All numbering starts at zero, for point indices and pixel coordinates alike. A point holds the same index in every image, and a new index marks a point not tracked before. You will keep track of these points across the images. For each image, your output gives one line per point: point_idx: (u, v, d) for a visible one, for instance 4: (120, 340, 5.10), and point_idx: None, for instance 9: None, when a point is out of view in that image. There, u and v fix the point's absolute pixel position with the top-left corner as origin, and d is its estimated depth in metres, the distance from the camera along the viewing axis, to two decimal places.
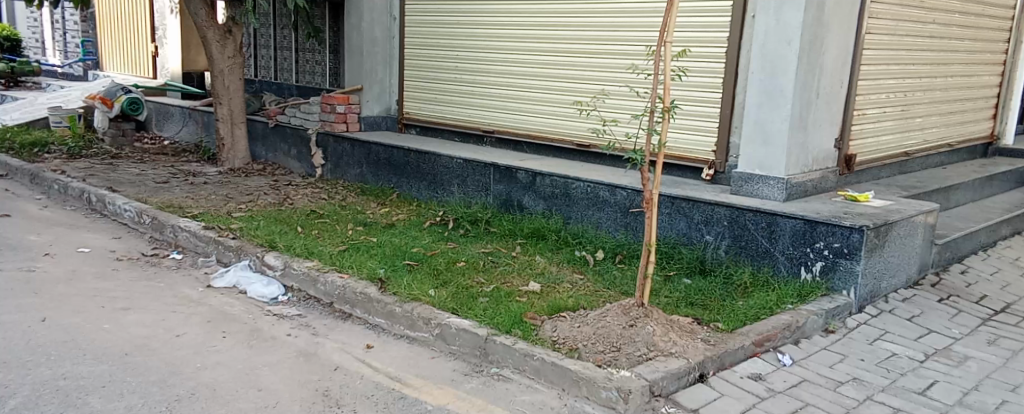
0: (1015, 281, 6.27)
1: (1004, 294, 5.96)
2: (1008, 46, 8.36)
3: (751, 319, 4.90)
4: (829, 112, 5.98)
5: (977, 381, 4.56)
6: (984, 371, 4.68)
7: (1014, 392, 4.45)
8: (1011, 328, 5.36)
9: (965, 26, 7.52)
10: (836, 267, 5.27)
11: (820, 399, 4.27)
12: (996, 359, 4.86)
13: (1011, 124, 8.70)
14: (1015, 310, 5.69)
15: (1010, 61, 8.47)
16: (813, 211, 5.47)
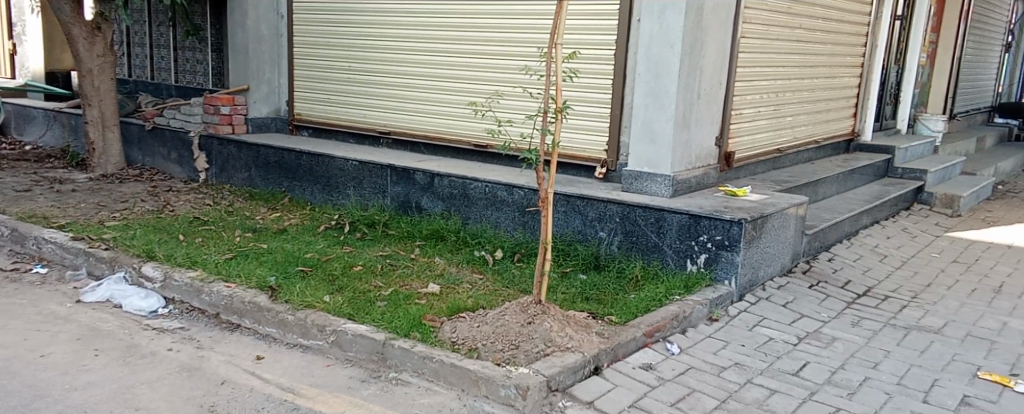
0: (877, 267, 6.68)
1: (866, 278, 6.34)
2: (865, 50, 8.90)
3: (642, 311, 4.99)
4: (710, 111, 6.18)
5: (843, 361, 4.82)
6: (849, 351, 4.96)
7: (875, 369, 4.73)
8: (872, 310, 5.69)
9: (828, 30, 7.95)
10: (719, 259, 5.45)
11: (705, 384, 4.41)
12: (860, 338, 5.15)
13: (869, 122, 9.25)
14: (877, 293, 6.05)
15: (867, 63, 9.02)
16: (697, 206, 5.63)
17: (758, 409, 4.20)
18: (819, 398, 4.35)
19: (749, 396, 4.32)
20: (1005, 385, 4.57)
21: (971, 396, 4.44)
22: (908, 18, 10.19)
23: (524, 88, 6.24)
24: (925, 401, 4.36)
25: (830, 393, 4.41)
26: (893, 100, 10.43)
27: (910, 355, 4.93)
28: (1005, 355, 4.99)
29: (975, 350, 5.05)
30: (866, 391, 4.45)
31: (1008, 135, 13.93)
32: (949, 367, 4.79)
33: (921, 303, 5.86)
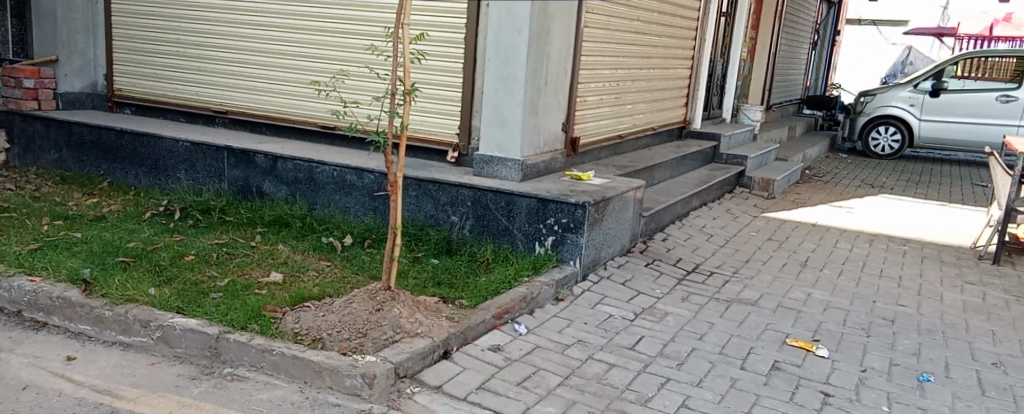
0: (704, 245, 7.01)
1: (695, 256, 6.66)
2: (696, 42, 9.29)
3: (491, 293, 4.97)
4: (557, 97, 6.23)
5: (674, 333, 5.02)
6: (680, 324, 5.18)
7: (701, 340, 4.96)
8: (700, 285, 5.97)
9: (663, 23, 8.23)
10: (565, 241, 5.51)
11: (550, 363, 4.48)
12: (688, 312, 5.38)
13: (699, 111, 9.66)
14: (703, 268, 6.37)
15: (698, 55, 9.42)
16: (544, 190, 5.67)
17: (598, 384, 4.32)
18: (652, 369, 4.53)
19: (590, 371, 4.43)
20: (809, 350, 4.92)
21: (780, 362, 4.74)
22: (732, 15, 10.75)
23: (371, 68, 6.04)
24: (743, 368, 4.62)
25: (662, 365, 4.59)
26: (720, 91, 10.95)
27: (731, 326, 5.21)
28: (809, 323, 5.36)
29: (784, 319, 5.39)
30: (693, 361, 4.67)
31: (815, 125, 15.04)
32: (763, 335, 5.09)
33: (741, 278, 6.22)
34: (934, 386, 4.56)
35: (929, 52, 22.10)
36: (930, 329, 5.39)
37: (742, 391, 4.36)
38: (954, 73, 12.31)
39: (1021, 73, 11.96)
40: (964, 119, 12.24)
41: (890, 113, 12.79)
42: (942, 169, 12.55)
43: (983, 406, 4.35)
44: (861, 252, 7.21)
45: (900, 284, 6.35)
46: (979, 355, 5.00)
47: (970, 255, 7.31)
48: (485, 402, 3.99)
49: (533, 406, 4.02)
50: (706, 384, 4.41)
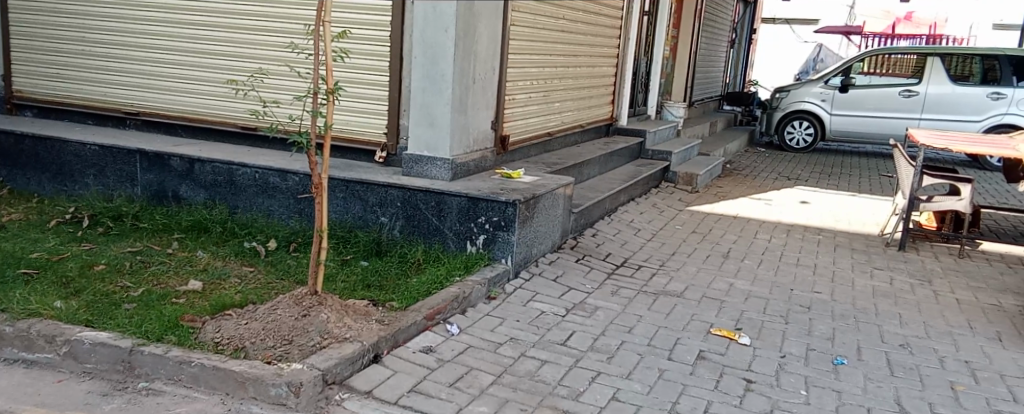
0: (632, 240, 7.07)
1: (624, 251, 6.71)
2: (621, 40, 9.37)
3: (422, 294, 4.88)
4: (485, 96, 6.18)
5: (605, 327, 5.04)
6: (610, 318, 5.19)
7: (630, 332, 4.99)
8: (629, 278, 6.02)
9: (588, 22, 8.27)
10: (496, 239, 5.47)
11: (482, 362, 4.44)
12: (618, 306, 5.41)
13: (625, 108, 9.75)
14: (632, 262, 6.42)
15: (623, 53, 9.50)
16: (473, 188, 5.62)
17: (530, 380, 4.29)
18: (583, 364, 4.53)
19: (522, 368, 4.41)
20: (732, 339, 4.99)
21: (705, 351, 4.80)
22: (655, 13, 10.90)
23: (291, 66, 5.90)
24: (670, 359, 4.66)
25: (592, 359, 4.59)
26: (644, 88, 11.07)
27: (659, 317, 5.26)
28: (732, 312, 5.45)
29: (709, 309, 5.47)
30: (623, 354, 4.68)
31: (734, 120, 15.36)
32: (688, 326, 5.15)
33: (668, 270, 6.29)
34: (847, 369, 4.68)
35: (839, 51, 22.77)
36: (843, 314, 5.54)
37: (670, 382, 4.39)
38: (861, 70, 12.72)
39: (921, 69, 12.41)
40: (871, 113, 12.69)
41: (804, 108, 13.24)
42: (853, 161, 12.98)
43: (893, 386, 4.49)
44: (779, 242, 7.37)
45: (815, 271, 6.52)
46: (888, 337, 5.16)
47: (878, 242, 7.56)
48: (417, 405, 3.93)
49: (466, 407, 3.97)
50: (636, 375, 4.43)
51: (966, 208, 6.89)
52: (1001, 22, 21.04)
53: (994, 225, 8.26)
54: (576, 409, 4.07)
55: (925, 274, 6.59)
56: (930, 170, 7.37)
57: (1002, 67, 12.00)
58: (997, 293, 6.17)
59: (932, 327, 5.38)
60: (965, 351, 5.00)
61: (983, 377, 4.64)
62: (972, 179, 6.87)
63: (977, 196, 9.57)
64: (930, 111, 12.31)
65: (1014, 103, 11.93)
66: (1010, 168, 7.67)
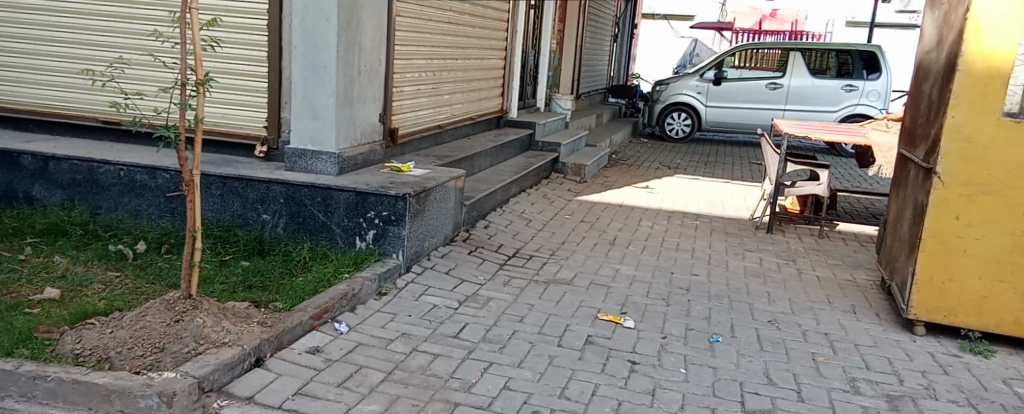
0: (523, 230, 7.07)
1: (516, 241, 6.69)
2: (508, 33, 9.36)
3: (309, 293, 4.70)
4: (372, 88, 6.03)
5: (497, 318, 5.00)
6: (502, 308, 5.16)
7: (521, 322, 4.97)
8: (521, 269, 6.01)
9: (475, 14, 8.21)
10: (387, 234, 5.35)
11: (373, 359, 4.32)
12: (510, 296, 5.38)
13: (515, 100, 9.73)
14: (523, 253, 6.41)
15: (510, 46, 9.50)
16: (362, 182, 5.47)
17: (422, 375, 4.21)
18: (475, 355, 4.47)
19: (413, 363, 4.32)
20: (617, 323, 5.06)
21: (593, 336, 4.83)
22: (542, 6, 10.95)
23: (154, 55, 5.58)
24: (560, 345, 4.67)
25: (484, 350, 4.55)
26: (533, 80, 11.10)
27: (549, 306, 5.27)
28: (618, 297, 5.52)
29: (597, 295, 5.52)
30: (515, 343, 4.66)
31: (619, 112, 15.65)
32: (577, 312, 5.18)
33: (558, 259, 6.32)
34: (722, 346, 4.81)
35: (712, 45, 23.60)
36: (718, 295, 5.70)
37: (560, 368, 4.40)
38: (732, 63, 13.26)
39: (784, 62, 13.02)
40: (742, 105, 13.23)
41: (681, 101, 13.64)
42: (727, 150, 13.48)
43: (763, 360, 4.64)
44: (661, 228, 7.54)
45: (693, 255, 6.70)
46: (757, 315, 5.34)
47: (748, 226, 7.85)
48: (302, 407, 3.79)
49: (355, 407, 3.85)
50: (527, 364, 4.41)
51: (824, 192, 7.37)
52: (853, 19, 22.04)
53: (849, 207, 8.75)
54: (466, 401, 4.01)
55: (790, 254, 6.89)
56: (792, 158, 7.72)
57: (854, 62, 12.75)
58: (851, 269, 6.52)
59: (796, 303, 5.61)
60: (825, 324, 5.22)
61: (841, 347, 4.85)
62: (829, 165, 7.33)
63: (833, 180, 10.11)
64: (794, 102, 12.92)
65: (865, 95, 12.64)
66: (863, 154, 8.14)
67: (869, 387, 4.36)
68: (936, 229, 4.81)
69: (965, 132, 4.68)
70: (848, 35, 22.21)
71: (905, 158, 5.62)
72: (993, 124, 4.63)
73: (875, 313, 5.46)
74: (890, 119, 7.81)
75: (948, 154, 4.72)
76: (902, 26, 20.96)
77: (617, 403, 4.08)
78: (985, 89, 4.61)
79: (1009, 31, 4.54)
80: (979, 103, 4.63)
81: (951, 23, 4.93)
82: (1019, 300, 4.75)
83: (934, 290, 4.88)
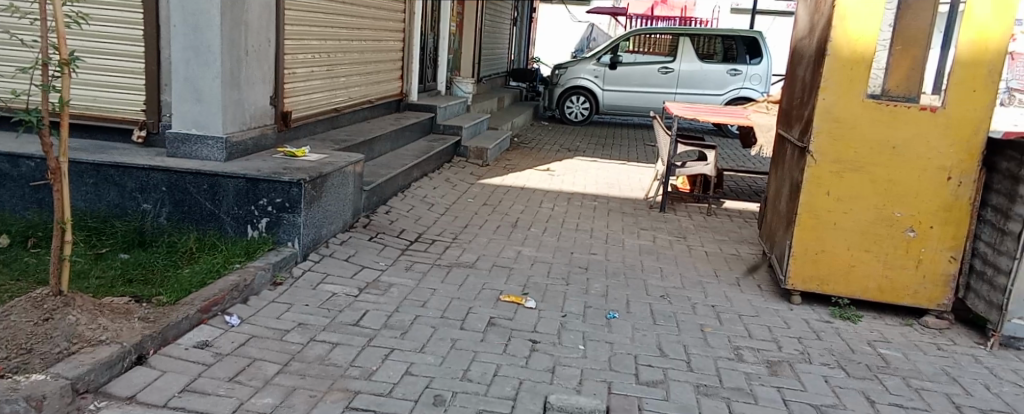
0: (426, 215, 6.97)
1: (417, 226, 6.59)
2: (406, 15, 9.20)
3: (196, 286, 4.49)
4: (260, 70, 5.79)
5: (398, 304, 4.90)
6: (403, 294, 5.06)
7: (424, 306, 4.89)
8: (423, 253, 5.92)
9: None
10: (281, 222, 5.17)
11: (267, 351, 4.16)
12: (412, 281, 5.29)
13: (414, 83, 9.57)
14: (426, 237, 6.32)
15: (408, 28, 9.33)
16: (254, 168, 5.26)
17: (320, 365, 4.08)
18: (376, 342, 4.37)
19: (311, 354, 4.18)
20: (519, 303, 5.05)
21: (495, 318, 4.80)
22: None
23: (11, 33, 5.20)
24: (462, 328, 4.62)
25: (386, 336, 4.46)
26: (433, 63, 10.95)
27: (451, 289, 5.21)
28: (520, 278, 5.51)
29: (498, 277, 5.50)
30: (417, 328, 4.58)
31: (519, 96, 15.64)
32: (479, 295, 5.14)
33: (460, 243, 6.26)
34: (618, 322, 4.87)
35: (608, 30, 23.92)
36: (615, 272, 5.78)
37: (461, 350, 4.35)
38: (627, 48, 13.48)
39: (675, 48, 13.31)
40: (637, 88, 13.49)
41: (580, 84, 13.75)
42: (624, 132, 13.71)
43: (655, 333, 4.72)
44: (561, 210, 7.57)
45: (592, 235, 6.76)
46: (651, 290, 5.43)
47: (643, 205, 7.99)
48: (190, 404, 3.61)
49: (247, 401, 3.71)
50: (429, 348, 4.35)
51: (712, 171, 7.56)
52: (738, 6, 22.94)
53: (734, 185, 9.05)
54: (366, 389, 3.91)
55: (682, 231, 7.04)
56: (681, 140, 7.90)
57: (738, 47, 13.17)
58: (737, 243, 6.73)
59: (686, 277, 5.74)
60: (712, 296, 5.36)
61: (728, 319, 4.99)
62: (716, 145, 7.54)
63: (720, 160, 10.42)
64: (684, 86, 13.25)
65: (748, 79, 13.09)
66: (746, 135, 8.39)
67: (751, 354, 4.50)
68: (810, 204, 5.01)
69: (834, 114, 4.85)
70: (732, 21, 23.10)
71: (783, 137, 5.81)
72: (860, 104, 4.81)
73: (758, 285, 5.65)
74: (770, 102, 8.06)
75: (819, 133, 4.89)
76: (783, 13, 21.83)
77: (518, 382, 4.06)
78: (852, 72, 4.77)
79: (871, 17, 4.70)
80: (847, 86, 4.80)
81: (822, 11, 5.10)
82: (883, 268, 4.99)
83: (809, 261, 5.08)
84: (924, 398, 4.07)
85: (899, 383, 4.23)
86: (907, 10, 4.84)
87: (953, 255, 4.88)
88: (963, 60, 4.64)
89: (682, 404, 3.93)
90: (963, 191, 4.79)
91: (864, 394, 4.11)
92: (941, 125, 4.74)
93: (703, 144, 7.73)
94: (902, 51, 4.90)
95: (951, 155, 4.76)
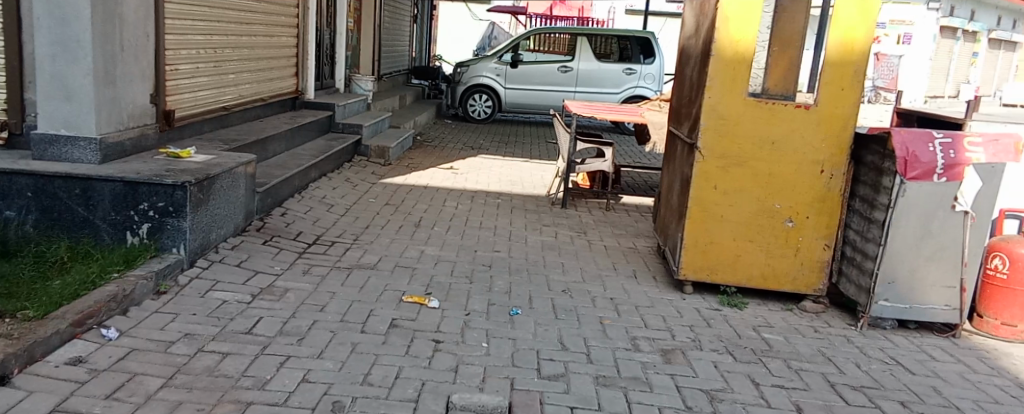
0: (324, 216, 6.77)
1: (315, 228, 6.39)
2: (299, 10, 8.93)
3: (68, 298, 4.19)
4: (138, 66, 5.48)
5: (294, 309, 4.72)
6: (300, 298, 4.88)
7: (322, 311, 4.73)
8: (320, 256, 5.73)
9: None
10: (164, 227, 4.90)
11: (149, 365, 3.93)
12: (309, 285, 5.11)
13: (311, 81, 9.28)
14: (324, 239, 6.14)
15: (302, 23, 9.06)
16: (132, 170, 4.98)
17: (208, 377, 3.88)
18: (270, 350, 4.19)
19: (199, 365, 3.97)
20: (422, 304, 4.95)
21: (397, 319, 4.69)
22: None
23: None
24: (363, 331, 4.48)
25: (281, 344, 4.28)
26: (330, 61, 10.66)
27: (351, 292, 5.06)
28: (423, 278, 5.41)
29: (401, 278, 5.38)
30: (315, 334, 4.42)
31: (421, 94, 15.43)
32: (381, 297, 5.01)
33: (361, 244, 6.10)
34: (521, 318, 4.84)
35: (509, 29, 23.92)
36: (518, 269, 5.76)
37: (362, 354, 4.22)
38: (527, 47, 13.54)
39: (573, 47, 13.47)
40: (538, 87, 13.54)
41: (482, 82, 13.65)
42: (526, 130, 13.73)
43: (557, 328, 4.71)
44: (464, 208, 7.50)
45: (495, 233, 6.71)
46: (552, 286, 5.43)
47: (545, 202, 8.00)
48: None
49: None
50: (327, 353, 4.19)
51: (610, 168, 7.63)
52: (632, 7, 23.32)
53: (632, 181, 9.19)
54: (259, 399, 3.74)
55: (582, 227, 7.08)
56: (580, 137, 7.95)
57: (632, 48, 13.44)
58: (635, 237, 6.82)
59: (586, 271, 5.77)
60: (611, 289, 5.40)
61: (626, 310, 5.03)
62: (612, 142, 7.63)
63: (619, 157, 10.57)
64: (582, 85, 13.41)
65: (642, 78, 13.36)
66: (642, 131, 8.52)
67: (648, 344, 4.54)
68: (697, 198, 5.10)
69: (719, 111, 4.95)
70: (627, 22, 23.54)
71: (673, 135, 5.91)
72: (741, 102, 4.93)
73: (653, 277, 5.73)
74: (662, 100, 8.21)
75: (704, 130, 4.98)
76: (674, 15, 22.37)
77: (420, 383, 3.96)
78: (733, 72, 4.88)
79: (750, 20, 4.82)
80: (729, 85, 4.91)
81: (706, 12, 5.20)
82: (766, 257, 5.13)
83: (698, 252, 5.18)
84: (803, 379, 4.20)
85: (782, 365, 4.35)
86: (783, 13, 5.05)
87: (827, 242, 5.06)
88: (832, 60, 4.81)
89: (582, 396, 3.92)
90: (835, 183, 4.97)
91: (750, 377, 4.20)
92: (814, 121, 4.90)
93: (600, 141, 7.80)
94: (779, 53, 5.09)
95: (823, 149, 4.93)
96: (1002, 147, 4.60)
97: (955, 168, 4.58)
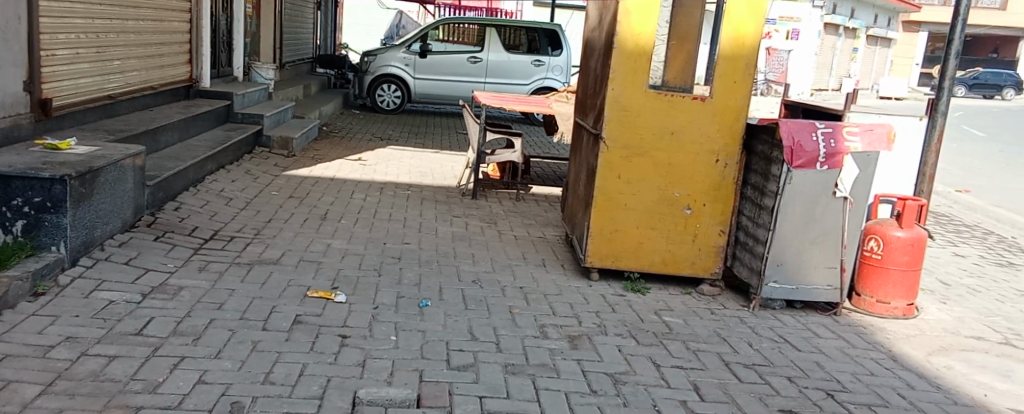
0: (223, 210, 6.49)
1: (213, 223, 6.11)
2: None
3: None
4: (9, 51, 5.11)
5: (189, 309, 4.49)
6: (196, 297, 4.65)
7: (220, 309, 4.52)
8: (219, 252, 5.48)
9: None
10: (41, 224, 4.59)
11: (26, 372, 3.66)
12: (206, 283, 4.88)
13: (206, 68, 8.89)
14: (223, 234, 5.88)
15: (196, 9, 8.67)
16: (4, 163, 4.65)
17: (93, 382, 3.64)
18: (163, 352, 3.97)
19: (83, 370, 3.73)
20: (328, 298, 4.79)
21: (301, 315, 4.51)
22: None
23: None
24: (264, 329, 4.30)
25: (174, 344, 4.06)
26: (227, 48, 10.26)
27: (252, 289, 4.85)
28: (329, 272, 5.24)
29: (305, 273, 5.20)
30: (212, 333, 4.21)
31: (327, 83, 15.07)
32: (284, 293, 4.82)
33: (263, 238, 5.87)
34: (430, 310, 4.74)
35: (417, 19, 23.65)
36: (428, 260, 5.65)
37: (263, 352, 4.04)
38: (436, 37, 13.38)
39: (482, 38, 13.40)
40: (447, 77, 13.41)
41: (389, 72, 13.40)
42: (436, 120, 13.57)
43: (467, 318, 4.63)
44: (373, 200, 7.33)
45: (404, 225, 6.57)
46: (462, 276, 5.35)
47: (455, 193, 7.90)
48: None
49: None
50: (226, 353, 4.00)
51: (520, 158, 7.59)
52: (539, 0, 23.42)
53: (541, 172, 9.18)
54: (150, 403, 3.52)
55: (492, 217, 7.02)
56: (489, 129, 7.88)
57: (541, 39, 13.51)
58: (544, 227, 6.80)
59: (496, 262, 5.71)
60: (520, 279, 5.35)
61: (534, 299, 4.99)
62: (521, 133, 7.58)
63: (528, 147, 10.56)
64: (492, 76, 13.37)
65: (551, 70, 13.46)
66: (550, 122, 8.52)
67: (556, 332, 4.52)
68: (602, 187, 5.11)
69: (622, 103, 4.96)
70: (535, 14, 23.64)
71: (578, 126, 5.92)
72: (643, 94, 4.95)
73: (560, 265, 5.72)
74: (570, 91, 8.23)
75: (607, 121, 4.99)
76: (580, 9, 22.58)
77: (325, 380, 3.82)
78: (635, 64, 4.90)
79: (649, 13, 4.84)
80: (631, 76, 4.92)
81: (609, 5, 5.20)
82: (666, 243, 5.19)
83: (604, 240, 5.19)
84: (700, 359, 4.26)
85: (681, 347, 4.40)
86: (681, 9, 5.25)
87: (722, 229, 5.16)
88: (725, 54, 4.88)
89: (491, 385, 3.86)
90: (729, 172, 5.06)
91: (652, 359, 4.23)
92: (710, 112, 4.97)
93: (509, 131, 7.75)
94: (677, 46, 5.25)
95: (717, 139, 5.01)
96: (877, 137, 4.77)
97: (835, 157, 4.72)
